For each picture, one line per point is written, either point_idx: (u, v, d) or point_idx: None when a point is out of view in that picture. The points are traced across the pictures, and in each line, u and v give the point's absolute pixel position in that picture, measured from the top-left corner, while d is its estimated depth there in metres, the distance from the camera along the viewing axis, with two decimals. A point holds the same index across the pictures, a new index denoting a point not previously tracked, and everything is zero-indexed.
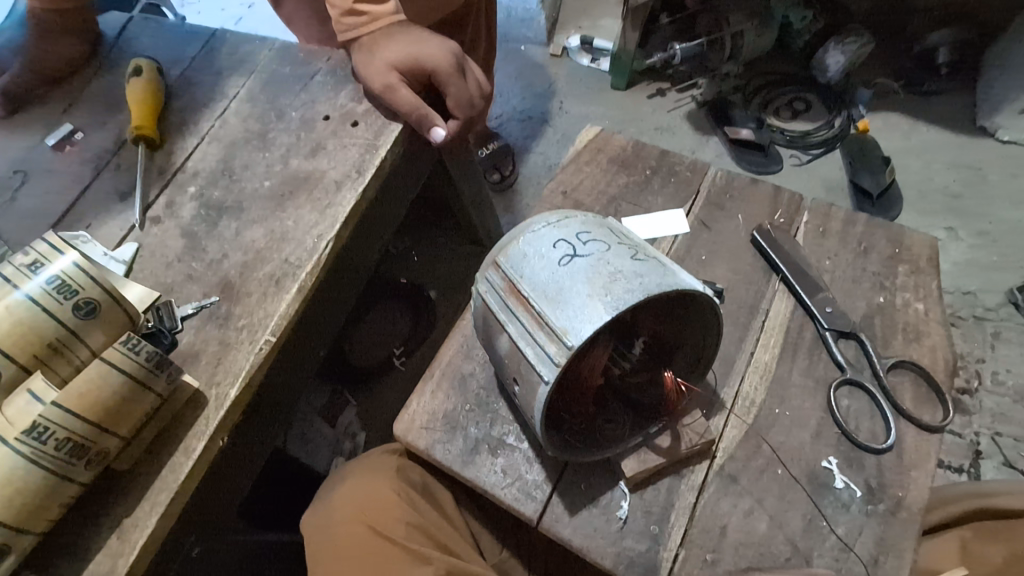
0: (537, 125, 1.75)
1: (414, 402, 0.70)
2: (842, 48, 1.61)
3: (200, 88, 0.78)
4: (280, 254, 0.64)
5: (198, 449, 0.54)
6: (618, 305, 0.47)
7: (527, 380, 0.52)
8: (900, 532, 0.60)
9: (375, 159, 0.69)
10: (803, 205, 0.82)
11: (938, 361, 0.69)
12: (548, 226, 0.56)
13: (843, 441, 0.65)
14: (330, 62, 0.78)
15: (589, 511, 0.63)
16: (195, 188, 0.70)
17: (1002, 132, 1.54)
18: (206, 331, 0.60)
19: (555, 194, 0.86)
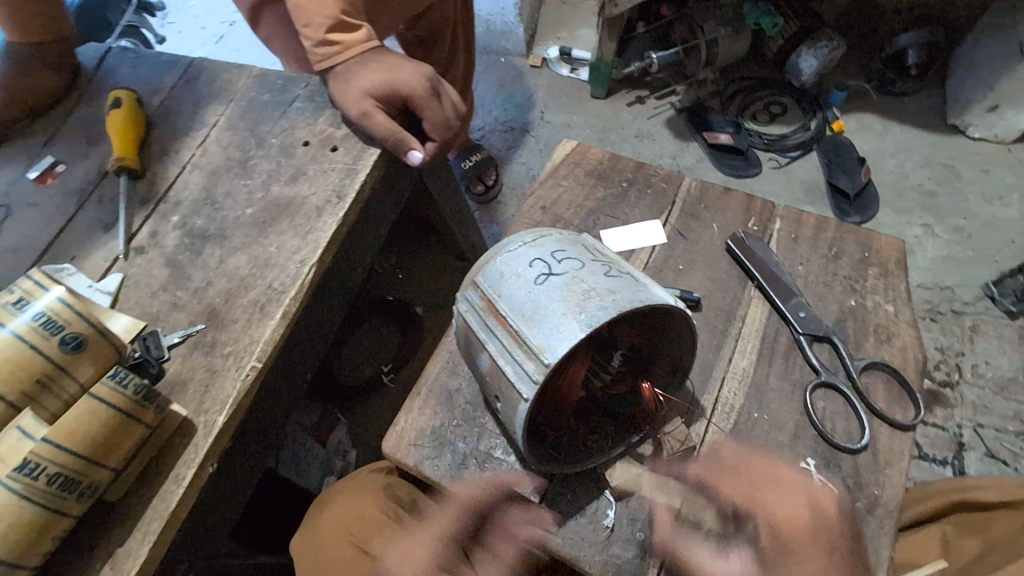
0: (518, 136, 1.78)
1: (406, 417, 0.71)
2: (815, 52, 1.64)
3: (180, 117, 0.80)
4: (263, 281, 0.65)
5: (188, 477, 0.54)
6: (592, 322, 0.49)
7: (508, 397, 0.53)
8: (877, 529, 0.62)
9: (354, 184, 0.71)
10: (775, 213, 0.85)
11: (909, 360, 0.71)
12: (525, 245, 0.58)
13: (820, 442, 0.67)
14: (308, 87, 0.80)
15: (576, 520, 0.65)
16: (179, 217, 0.71)
17: (972, 129, 1.57)
18: (193, 359, 0.61)
19: (534, 209, 0.88)
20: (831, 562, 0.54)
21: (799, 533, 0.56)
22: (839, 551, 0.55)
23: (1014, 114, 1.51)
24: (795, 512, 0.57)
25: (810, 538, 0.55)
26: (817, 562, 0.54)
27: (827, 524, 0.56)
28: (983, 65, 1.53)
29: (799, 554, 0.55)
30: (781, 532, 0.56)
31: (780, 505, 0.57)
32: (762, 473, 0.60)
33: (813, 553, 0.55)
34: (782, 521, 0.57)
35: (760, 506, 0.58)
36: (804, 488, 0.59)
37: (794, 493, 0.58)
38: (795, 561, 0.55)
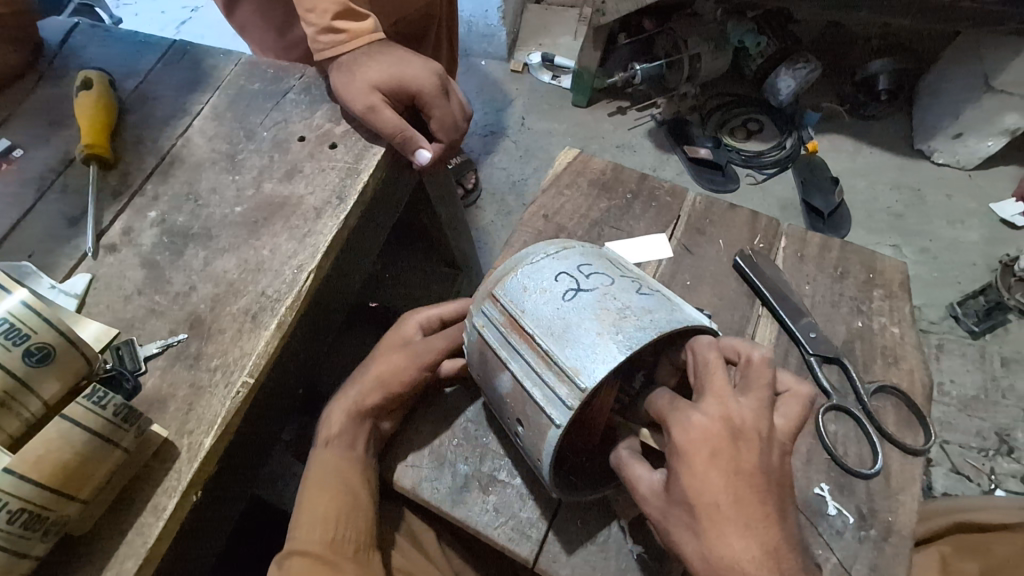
0: (489, 142, 1.75)
1: (415, 435, 0.67)
2: (794, 74, 1.66)
3: (158, 103, 0.73)
4: (255, 286, 0.59)
5: (169, 507, 0.48)
6: (630, 343, 0.46)
7: (533, 422, 0.50)
8: (892, 557, 0.61)
9: (357, 185, 0.65)
10: (780, 231, 0.84)
11: (916, 384, 0.71)
12: (548, 257, 0.55)
13: (834, 466, 0.65)
14: (303, 78, 0.74)
15: (586, 549, 0.61)
16: (156, 213, 0.64)
17: (938, 155, 1.62)
18: (174, 373, 0.54)
19: (537, 218, 0.84)
20: (730, 484, 0.46)
21: (706, 448, 0.47)
22: (745, 476, 0.47)
23: (976, 142, 1.56)
24: (707, 426, 0.47)
25: (711, 455, 0.47)
26: (723, 485, 0.46)
27: (730, 445, 0.47)
28: (948, 92, 1.57)
29: (694, 469, 0.47)
30: (685, 449, 0.47)
31: (693, 416, 0.48)
32: (703, 381, 0.50)
33: (715, 472, 0.46)
34: (689, 436, 0.47)
35: (670, 420, 0.49)
36: (727, 401, 0.48)
37: (714, 410, 0.48)
38: (691, 479, 0.46)
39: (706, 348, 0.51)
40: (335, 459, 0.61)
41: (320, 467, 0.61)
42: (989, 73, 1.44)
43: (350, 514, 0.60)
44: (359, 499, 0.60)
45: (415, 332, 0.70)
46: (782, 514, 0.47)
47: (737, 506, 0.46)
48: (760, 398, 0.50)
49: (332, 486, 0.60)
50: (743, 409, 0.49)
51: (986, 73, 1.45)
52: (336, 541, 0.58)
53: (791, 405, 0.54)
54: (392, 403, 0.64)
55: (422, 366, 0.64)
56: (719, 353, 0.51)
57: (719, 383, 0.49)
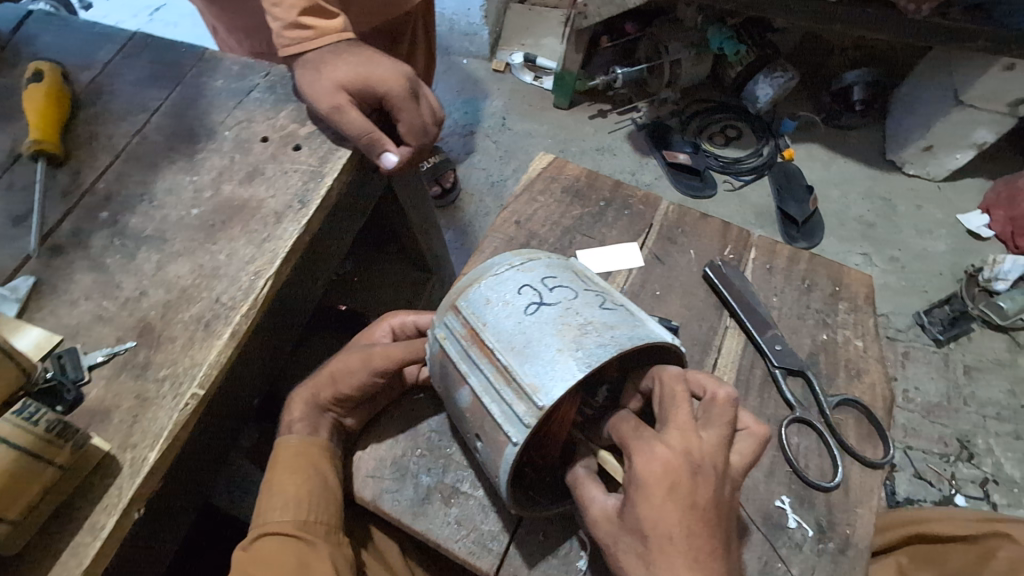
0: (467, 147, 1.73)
1: (378, 446, 0.66)
2: (771, 82, 1.69)
3: (114, 97, 0.70)
4: (210, 292, 0.57)
5: (108, 525, 0.46)
6: (589, 360, 0.46)
7: (492, 438, 0.50)
8: (848, 570, 0.61)
9: (320, 188, 0.63)
10: (751, 242, 0.84)
11: (877, 397, 0.72)
12: (512, 269, 0.54)
13: (795, 479, 0.66)
14: (269, 76, 0.72)
15: (548, 562, 0.61)
16: (108, 213, 0.62)
17: (908, 166, 1.65)
18: (120, 384, 0.52)
19: (509, 223, 0.83)
20: (685, 518, 0.46)
21: (666, 482, 0.46)
22: (700, 511, 0.46)
23: (944, 155, 1.59)
24: (668, 458, 0.47)
25: (670, 488, 0.46)
26: (676, 518, 0.46)
27: (690, 480, 0.46)
28: (919, 105, 1.59)
29: (653, 500, 0.46)
30: (645, 480, 0.46)
31: (656, 447, 0.47)
32: (668, 414, 0.50)
33: (672, 506, 0.46)
34: (650, 468, 0.47)
35: (634, 449, 0.48)
36: (689, 434, 0.48)
37: (678, 444, 0.48)
38: (647, 509, 0.46)
39: (673, 381, 0.51)
40: (300, 446, 0.62)
41: (287, 452, 0.61)
42: (958, 88, 1.46)
43: (319, 495, 0.59)
44: (328, 481, 0.60)
45: (387, 333, 0.69)
46: (728, 549, 0.48)
47: (689, 539, 0.45)
48: (722, 435, 0.50)
49: (300, 470, 0.59)
50: (705, 446, 0.48)
51: (955, 87, 1.47)
52: (308, 521, 0.57)
53: (749, 442, 0.54)
54: (348, 400, 0.64)
55: (372, 371, 0.62)
56: (684, 387, 0.51)
57: (686, 417, 0.49)
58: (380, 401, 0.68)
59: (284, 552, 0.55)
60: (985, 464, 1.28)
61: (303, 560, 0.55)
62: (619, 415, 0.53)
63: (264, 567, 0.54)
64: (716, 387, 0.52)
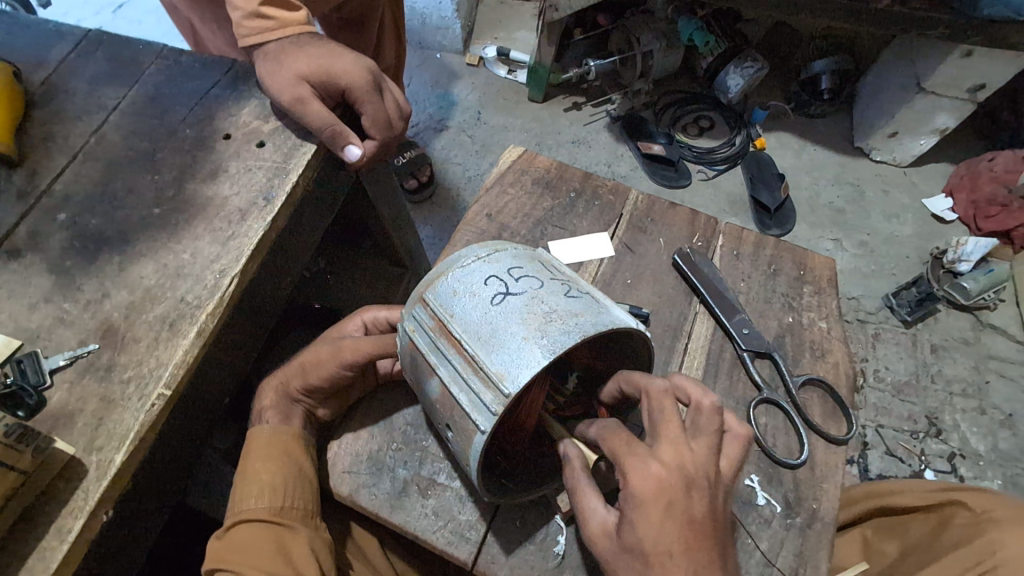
0: (453, 148, 1.71)
1: (357, 441, 0.66)
2: (742, 72, 1.70)
3: (70, 96, 0.68)
4: (174, 292, 0.56)
5: (74, 530, 0.46)
6: (554, 347, 0.47)
7: (461, 427, 0.50)
8: (815, 544, 0.63)
9: (285, 184, 0.63)
10: (718, 229, 0.86)
11: (841, 376, 0.74)
12: (479, 260, 0.55)
13: (763, 458, 0.67)
14: (230, 73, 0.71)
15: (525, 548, 0.62)
16: (66, 215, 0.61)
17: (875, 152, 1.69)
18: (83, 387, 0.51)
19: (480, 217, 0.83)
20: (683, 534, 0.45)
21: (662, 499, 0.46)
22: (697, 525, 0.46)
23: (910, 141, 1.62)
24: (663, 474, 0.46)
25: (667, 506, 0.46)
26: (676, 537, 0.45)
27: (683, 494, 0.46)
28: (885, 92, 1.62)
29: (649, 519, 0.46)
30: (642, 499, 0.46)
31: (650, 463, 0.47)
32: (658, 427, 0.49)
33: (669, 523, 0.46)
34: (647, 487, 0.46)
35: (626, 466, 0.47)
36: (682, 446, 0.48)
37: (671, 459, 0.47)
38: (645, 528, 0.46)
39: (662, 393, 0.50)
40: (273, 434, 0.62)
41: (261, 439, 0.62)
42: (920, 75, 1.48)
43: (295, 481, 0.60)
44: (302, 468, 0.61)
45: (360, 329, 0.69)
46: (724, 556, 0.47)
47: (690, 556, 0.45)
48: (710, 442, 0.49)
49: (274, 458, 0.60)
50: (695, 457, 0.48)
51: (918, 75, 1.49)
52: (285, 508, 0.58)
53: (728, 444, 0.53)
54: (318, 392, 0.64)
55: (340, 363, 0.62)
56: (670, 399, 0.50)
57: (677, 431, 0.48)
58: (354, 392, 0.68)
59: (262, 538, 0.57)
60: (952, 439, 1.33)
61: (283, 546, 0.56)
62: (610, 427, 0.51)
63: (244, 554, 0.56)
64: (700, 395, 0.51)
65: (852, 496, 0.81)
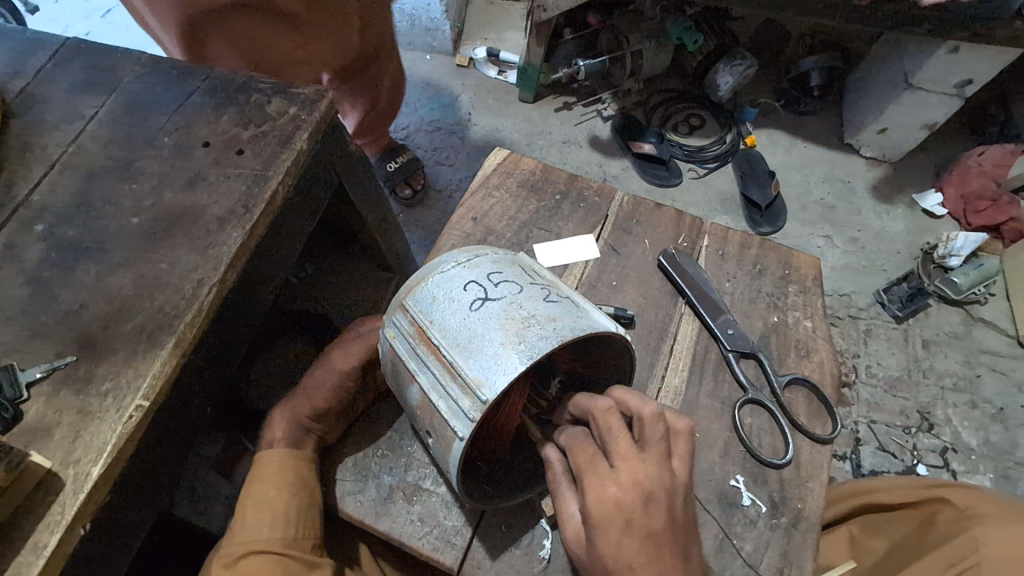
0: (451, 151, 1.70)
1: (343, 448, 0.66)
2: (732, 70, 1.69)
3: (47, 106, 0.68)
4: (152, 302, 0.56)
5: (50, 545, 0.45)
6: (532, 353, 0.46)
7: (441, 434, 0.50)
8: (800, 543, 0.64)
9: (264, 192, 0.62)
10: (704, 229, 0.86)
11: (826, 375, 0.74)
12: (459, 266, 0.55)
13: (749, 458, 0.68)
14: (210, 80, 0.71)
15: (511, 553, 0.62)
16: (44, 226, 0.60)
17: (864, 149, 1.69)
18: (61, 400, 0.51)
19: (465, 220, 0.83)
20: (643, 546, 0.46)
21: (619, 518, 0.46)
22: (657, 536, 0.46)
23: (899, 138, 1.62)
24: (619, 494, 0.47)
25: (625, 524, 0.46)
26: (638, 552, 0.45)
27: (639, 510, 0.46)
28: (875, 88, 1.62)
29: (609, 537, 0.46)
30: (598, 521, 0.46)
31: (608, 484, 0.47)
32: (608, 444, 0.49)
33: (629, 539, 0.46)
34: (601, 506, 0.46)
35: (584, 485, 0.48)
36: (635, 462, 0.47)
37: (626, 477, 0.47)
38: (605, 545, 0.46)
39: (607, 410, 0.50)
40: (285, 461, 0.60)
41: (270, 466, 0.60)
42: (909, 71, 1.48)
43: (307, 512, 0.59)
44: (313, 499, 0.60)
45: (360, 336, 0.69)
46: (688, 559, 0.47)
47: (652, 567, 0.45)
48: (661, 452, 0.49)
49: (286, 486, 0.59)
50: (649, 469, 0.48)
51: (906, 71, 1.49)
52: (297, 539, 0.58)
53: (678, 442, 0.52)
54: (328, 413, 0.64)
55: None
56: (617, 415, 0.50)
57: (625, 446, 0.48)
58: (357, 409, 0.67)
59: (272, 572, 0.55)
60: (944, 434, 1.34)
61: None
62: (574, 440, 0.52)
63: None
64: (643, 404, 0.51)
65: (837, 492, 0.82)
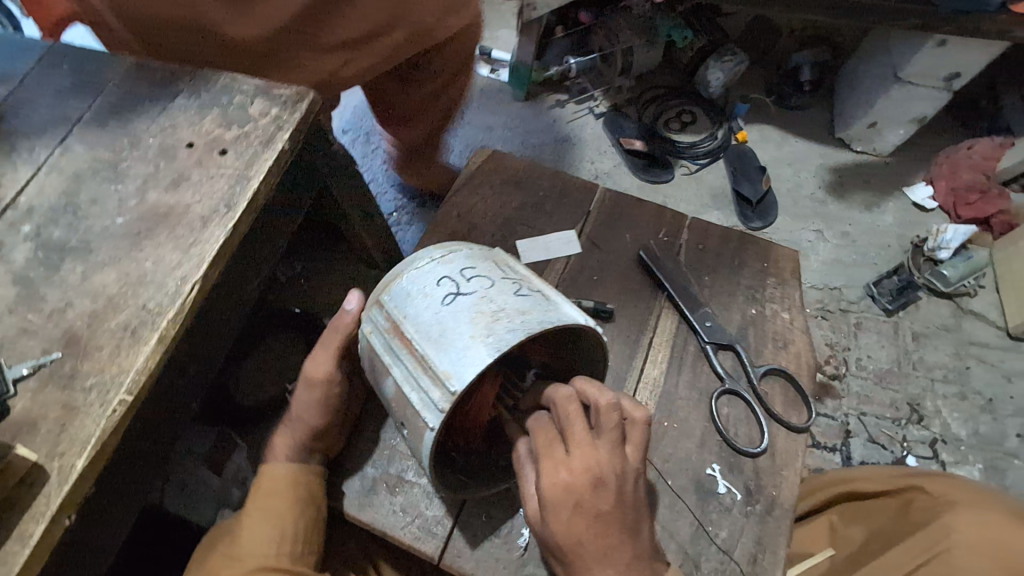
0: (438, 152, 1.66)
1: None
2: (722, 67, 1.71)
3: (34, 109, 0.69)
4: (136, 300, 0.58)
5: (36, 534, 0.47)
6: (500, 345, 0.48)
7: (414, 424, 0.51)
8: (774, 529, 0.65)
9: (246, 192, 0.64)
10: (685, 223, 0.87)
11: (802, 366, 0.75)
12: (434, 261, 0.56)
13: (725, 447, 0.69)
14: (194, 82, 0.72)
15: (491, 541, 0.63)
16: (31, 227, 0.62)
17: (855, 142, 1.70)
18: (47, 395, 0.53)
19: (449, 217, 0.85)
20: (592, 525, 0.49)
21: (570, 500, 0.49)
22: (605, 516, 0.49)
23: (888, 131, 1.63)
24: (570, 479, 0.49)
25: (574, 505, 0.49)
26: (586, 530, 0.49)
27: (591, 494, 0.49)
28: (864, 83, 1.63)
29: (560, 516, 0.49)
30: (551, 502, 0.49)
31: (559, 470, 0.49)
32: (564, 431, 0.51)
33: (578, 518, 0.49)
34: (554, 489, 0.49)
35: (540, 469, 0.50)
36: (589, 450, 0.49)
37: (578, 463, 0.49)
38: (556, 523, 0.49)
39: (567, 399, 0.51)
40: (298, 478, 0.63)
41: (284, 482, 0.63)
42: (897, 66, 1.48)
43: (312, 527, 0.63)
44: (319, 514, 0.64)
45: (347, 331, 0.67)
46: (636, 533, 0.51)
47: (600, 542, 0.49)
48: (614, 439, 0.50)
49: (298, 503, 0.62)
50: (603, 456, 0.50)
51: (894, 65, 1.50)
52: (302, 552, 0.62)
53: (632, 430, 0.53)
54: (316, 415, 0.64)
55: None
56: (576, 404, 0.51)
57: (580, 434, 0.50)
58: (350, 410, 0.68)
59: None
60: (933, 425, 1.35)
61: None
62: (538, 423, 0.53)
63: None
64: (601, 394, 0.51)
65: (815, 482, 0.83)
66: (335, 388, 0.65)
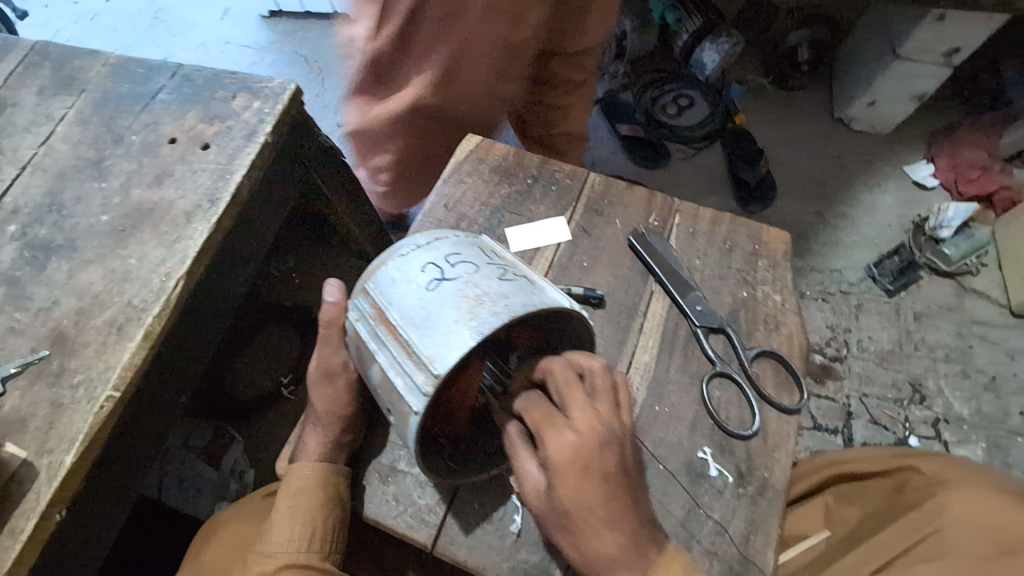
0: None
1: None
2: (717, 48, 1.68)
3: (17, 109, 0.69)
4: (121, 297, 0.58)
5: (27, 529, 0.48)
6: (483, 329, 0.48)
7: (399, 410, 0.52)
8: (766, 510, 0.65)
9: (228, 186, 0.64)
10: (675, 207, 0.86)
11: (794, 347, 0.75)
12: (418, 249, 0.56)
13: (716, 430, 0.69)
14: (176, 77, 0.72)
15: (483, 529, 0.63)
16: (17, 226, 0.62)
17: (854, 122, 1.68)
18: (35, 393, 0.53)
19: (438, 208, 0.84)
20: (602, 490, 0.48)
21: (579, 463, 0.47)
22: (612, 479, 0.48)
23: (888, 109, 1.60)
24: (578, 440, 0.48)
25: (583, 469, 0.47)
26: (596, 495, 0.48)
27: (598, 453, 0.48)
28: (862, 61, 1.60)
29: (567, 480, 0.48)
30: (558, 467, 0.48)
31: (565, 431, 0.48)
32: (564, 397, 0.50)
33: (587, 484, 0.47)
34: (562, 453, 0.48)
35: (543, 435, 0.49)
36: (590, 412, 0.49)
37: (582, 423, 0.49)
38: (563, 489, 0.48)
39: (563, 366, 0.52)
40: (325, 478, 0.62)
41: (309, 482, 0.62)
42: (895, 42, 1.46)
43: (338, 525, 0.63)
44: (344, 512, 0.64)
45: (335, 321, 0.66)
46: (636, 496, 0.51)
47: (608, 506, 0.48)
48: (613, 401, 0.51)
49: (324, 503, 0.62)
50: (604, 416, 0.50)
51: (893, 42, 1.47)
52: (327, 549, 0.63)
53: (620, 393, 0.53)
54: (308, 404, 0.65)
55: None
56: (572, 370, 0.52)
57: (581, 397, 0.50)
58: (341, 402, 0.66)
59: None
60: (936, 405, 1.34)
61: None
62: (529, 400, 0.52)
63: None
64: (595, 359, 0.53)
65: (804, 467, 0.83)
66: (325, 380, 0.65)
